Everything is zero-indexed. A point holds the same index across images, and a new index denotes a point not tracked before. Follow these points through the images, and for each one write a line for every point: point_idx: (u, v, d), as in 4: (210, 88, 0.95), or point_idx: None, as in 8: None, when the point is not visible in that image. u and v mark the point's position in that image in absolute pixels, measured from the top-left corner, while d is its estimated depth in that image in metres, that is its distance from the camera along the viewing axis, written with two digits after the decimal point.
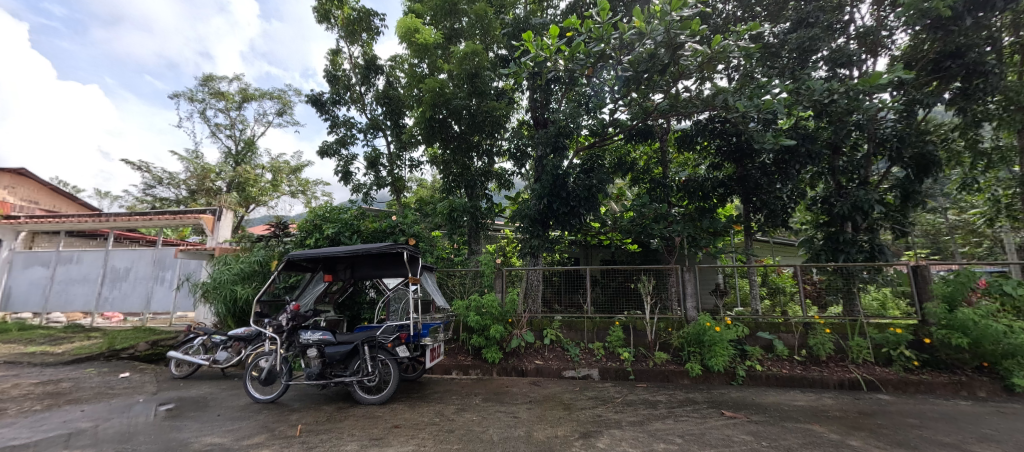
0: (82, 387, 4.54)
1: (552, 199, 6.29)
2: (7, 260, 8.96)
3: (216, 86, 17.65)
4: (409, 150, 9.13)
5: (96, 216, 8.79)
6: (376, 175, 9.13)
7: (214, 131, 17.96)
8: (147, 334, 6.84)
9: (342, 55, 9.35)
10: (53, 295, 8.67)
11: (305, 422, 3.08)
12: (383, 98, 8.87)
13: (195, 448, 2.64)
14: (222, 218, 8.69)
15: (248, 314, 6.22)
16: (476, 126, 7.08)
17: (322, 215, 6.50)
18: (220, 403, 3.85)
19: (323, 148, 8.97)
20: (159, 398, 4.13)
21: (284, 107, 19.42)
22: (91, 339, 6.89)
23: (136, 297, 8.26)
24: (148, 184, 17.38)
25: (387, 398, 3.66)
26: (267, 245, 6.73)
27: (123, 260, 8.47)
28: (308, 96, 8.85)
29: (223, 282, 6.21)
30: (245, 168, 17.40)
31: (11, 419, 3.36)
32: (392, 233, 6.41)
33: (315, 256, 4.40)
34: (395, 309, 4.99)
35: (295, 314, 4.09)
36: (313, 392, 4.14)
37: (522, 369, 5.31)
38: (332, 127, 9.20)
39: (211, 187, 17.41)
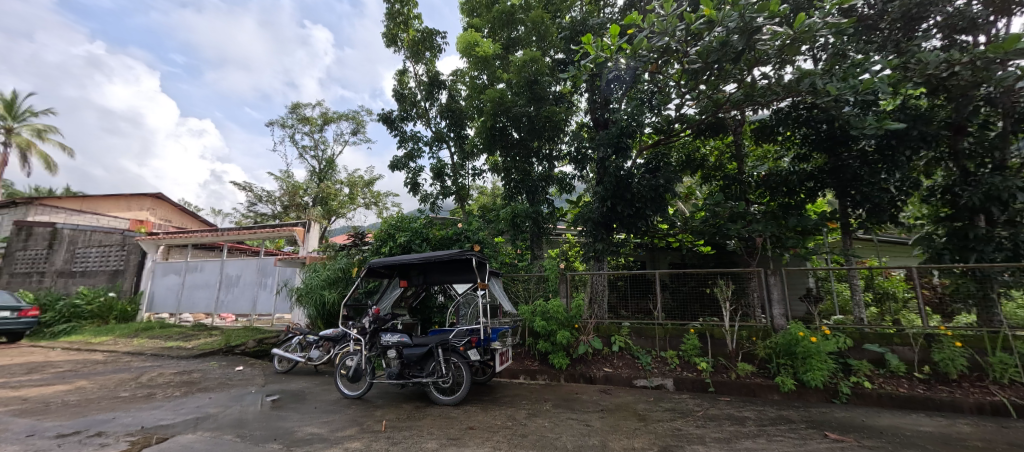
0: (207, 378, 5.32)
1: (616, 202, 6.09)
2: (151, 269, 10.77)
3: (303, 112, 19.82)
4: (471, 160, 9.47)
5: (214, 231, 10.26)
6: (442, 185, 9.59)
7: (301, 153, 20.14)
8: (254, 333, 7.82)
9: (408, 74, 10.01)
10: (183, 298, 10.26)
11: (388, 419, 3.31)
12: (447, 111, 9.32)
13: (298, 436, 2.95)
14: (311, 230, 9.70)
15: (335, 316, 6.85)
16: (535, 132, 7.14)
17: (394, 225, 6.95)
18: (315, 397, 4.28)
19: (394, 162, 9.63)
20: (266, 390, 4.70)
21: (358, 126, 21.21)
22: (213, 337, 8.05)
23: (245, 300, 9.49)
24: (251, 202, 19.94)
25: (460, 400, 3.79)
26: (348, 253, 7.37)
27: (234, 268, 9.79)
28: (379, 115, 9.58)
29: (313, 287, 6.91)
30: (327, 184, 19.29)
31: (158, 403, 4.03)
32: (458, 240, 6.74)
33: (392, 264, 4.72)
34: (465, 314, 5.17)
35: (377, 317, 4.40)
36: (392, 391, 4.43)
37: (591, 376, 5.19)
38: (401, 142, 9.85)
39: (301, 202, 19.50)
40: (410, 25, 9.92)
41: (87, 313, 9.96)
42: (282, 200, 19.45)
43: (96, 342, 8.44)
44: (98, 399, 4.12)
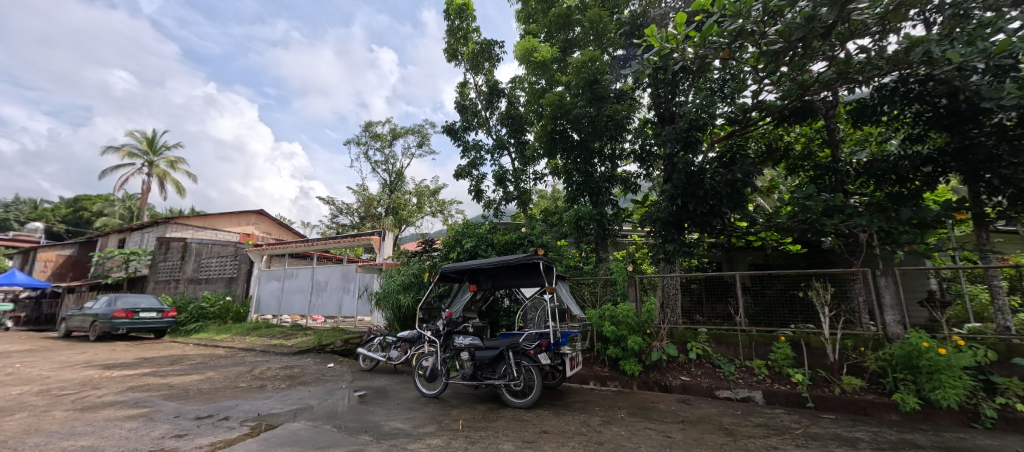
0: (305, 373, 5.94)
1: (687, 200, 5.72)
2: (256, 276, 12.27)
3: (375, 130, 21.47)
4: (531, 164, 9.55)
5: (305, 241, 11.47)
6: (504, 191, 9.77)
7: (374, 167, 21.80)
8: (341, 334, 8.58)
9: (469, 86, 10.38)
10: (282, 302, 11.56)
11: (465, 418, 3.43)
12: (507, 119, 9.49)
13: (386, 430, 3.18)
14: (386, 238, 10.46)
15: (410, 319, 7.28)
16: (596, 132, 6.87)
17: (461, 231, 7.22)
18: (397, 394, 4.58)
19: (458, 171, 10.03)
20: (354, 386, 5.13)
21: (423, 139, 22.44)
22: (307, 336, 8.98)
23: (332, 303, 10.46)
24: (334, 214, 21.97)
25: (533, 403, 3.80)
26: (420, 259, 7.80)
27: (323, 274, 10.84)
28: (444, 127, 10.05)
29: (391, 292, 7.41)
30: (397, 195, 20.66)
31: (269, 393, 4.59)
32: (522, 245, 6.80)
33: (462, 269, 4.91)
34: (532, 318, 5.20)
35: (449, 320, 4.64)
36: (466, 392, 4.59)
37: (666, 385, 4.90)
38: (464, 151, 10.23)
39: (375, 213, 21.06)
40: (469, 38, 10.30)
41: (211, 313, 11.70)
42: (360, 211, 21.16)
43: (218, 339, 9.85)
44: (223, 388, 4.80)
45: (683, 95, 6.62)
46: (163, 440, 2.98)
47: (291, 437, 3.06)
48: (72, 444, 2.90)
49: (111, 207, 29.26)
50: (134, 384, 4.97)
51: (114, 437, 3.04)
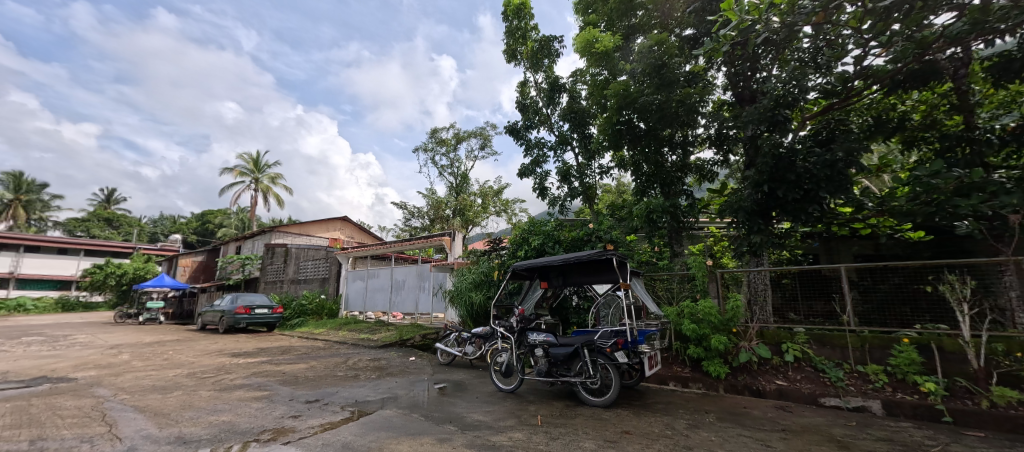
0: (391, 365, 6.42)
1: (775, 186, 5.13)
2: (344, 276, 13.50)
3: (440, 135, 22.51)
4: (596, 158, 9.33)
5: (384, 244, 12.38)
6: (569, 187, 9.65)
7: (441, 171, 22.88)
8: (419, 329, 9.12)
9: (529, 84, 10.42)
10: (367, 299, 12.58)
11: (543, 414, 3.45)
12: (569, 114, 9.35)
13: (469, 421, 3.31)
14: (456, 239, 10.92)
15: (482, 316, 7.50)
16: (665, 119, 6.33)
17: (527, 229, 7.27)
18: (475, 388, 4.75)
19: (522, 169, 10.12)
20: (435, 378, 5.43)
21: (485, 141, 23.05)
22: (390, 331, 9.69)
23: (410, 300, 11.16)
24: (407, 217, 23.42)
25: (611, 403, 3.69)
26: (489, 257, 8.00)
27: (401, 273, 11.61)
28: (506, 128, 10.20)
29: (463, 290, 7.69)
30: (464, 197, 21.46)
31: (363, 383, 5.04)
32: (590, 241, 6.65)
33: (533, 266, 4.95)
34: (605, 316, 5.07)
35: (522, 317, 4.71)
36: (542, 388, 4.61)
37: (759, 389, 4.46)
38: (527, 150, 10.28)
39: (444, 215, 22.07)
40: (528, 37, 10.33)
41: (309, 310, 13.13)
42: (430, 214, 22.32)
43: (316, 333, 11.03)
44: (324, 376, 5.36)
45: (766, 69, 5.93)
46: (283, 419, 3.41)
47: (385, 423, 3.33)
48: (216, 419, 3.43)
49: (229, 219, 34.22)
50: (256, 370, 5.76)
51: (246, 414, 3.55)
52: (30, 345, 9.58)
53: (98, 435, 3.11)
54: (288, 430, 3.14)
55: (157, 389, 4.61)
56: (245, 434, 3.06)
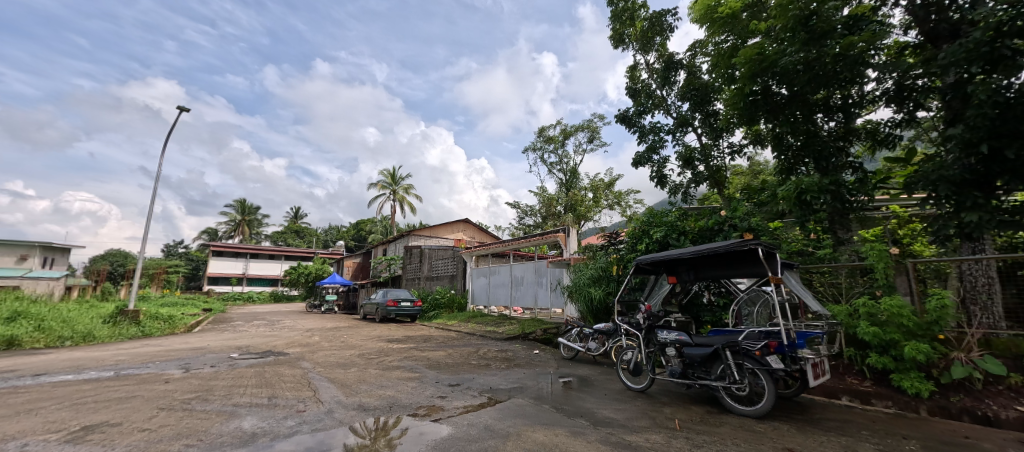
0: (517, 357, 6.73)
1: (1000, 145, 3.82)
2: (469, 273, 14.65)
3: (548, 133, 22.77)
4: (724, 137, 8.27)
5: (502, 242, 13.04)
6: (692, 172, 8.78)
7: (551, 169, 23.18)
8: (540, 324, 9.36)
9: (640, 67, 9.78)
10: (489, 294, 13.43)
11: (681, 418, 3.20)
12: (689, 91, 8.49)
13: (600, 417, 3.26)
14: (570, 234, 10.89)
15: (602, 312, 7.29)
16: (815, 82, 5.18)
17: (647, 221, 6.83)
18: (602, 384, 4.66)
19: (636, 158, 9.55)
20: (560, 372, 5.50)
21: (594, 133, 22.54)
22: (513, 325, 10.17)
23: (529, 296, 11.55)
24: (520, 216, 24.31)
25: (764, 413, 3.22)
26: (606, 252, 7.78)
27: (519, 270, 12.10)
28: (617, 117, 9.75)
29: (581, 285, 7.58)
30: (574, 192, 21.40)
31: (494, 372, 5.39)
32: (722, 230, 5.94)
33: (658, 260, 4.66)
34: (749, 314, 4.49)
35: (650, 314, 4.47)
36: (677, 391, 4.27)
37: (986, 416, 3.35)
38: (641, 137, 9.69)
39: (555, 211, 22.29)
40: (636, 17, 9.70)
41: (442, 304, 14.60)
42: (542, 211, 22.77)
43: (450, 324, 12.22)
44: (461, 364, 5.90)
45: None
46: (433, 398, 3.87)
47: (520, 411, 3.50)
48: (383, 393, 4.07)
49: (376, 226, 40.36)
50: (406, 355, 6.66)
51: (404, 392, 4.13)
52: (258, 327, 12.78)
53: (308, 397, 3.98)
54: (438, 408, 3.55)
55: (339, 365, 5.70)
56: (406, 408, 3.56)
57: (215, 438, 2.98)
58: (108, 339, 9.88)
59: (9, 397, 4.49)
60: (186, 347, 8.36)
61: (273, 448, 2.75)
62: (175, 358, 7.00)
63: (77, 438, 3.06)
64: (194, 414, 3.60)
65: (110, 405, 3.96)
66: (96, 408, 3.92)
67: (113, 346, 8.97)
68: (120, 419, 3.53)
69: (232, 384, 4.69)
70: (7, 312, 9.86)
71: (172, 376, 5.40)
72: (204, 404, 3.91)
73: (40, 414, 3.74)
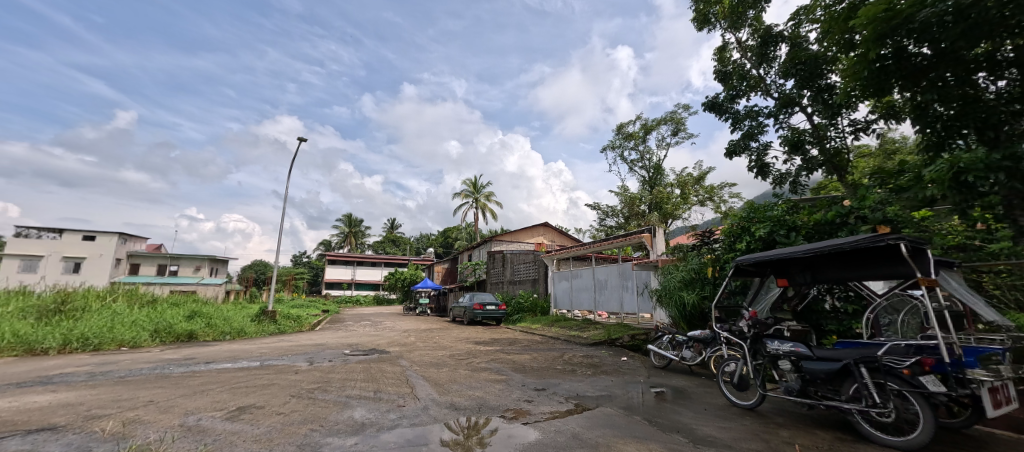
0: (604, 363, 6.48)
1: None
2: (551, 277, 14.59)
3: (627, 130, 21.85)
4: (842, 114, 7.07)
5: (583, 245, 12.76)
6: (801, 158, 7.67)
7: (631, 166, 22.19)
8: (628, 329, 8.91)
9: (730, 47, 8.86)
10: (572, 299, 13.20)
11: (802, 444, 2.75)
12: (793, 67, 7.41)
13: (700, 435, 2.96)
14: (657, 234, 10.23)
15: (697, 318, 6.67)
16: (971, 34, 4.20)
17: (748, 216, 6.11)
18: (701, 398, 4.24)
19: (730, 148, 8.64)
20: (651, 382, 5.14)
21: (678, 125, 21.05)
22: (598, 330, 9.85)
23: (614, 300, 11.10)
24: (601, 217, 23.62)
25: (921, 446, 2.62)
26: (699, 253, 7.14)
27: (603, 273, 11.71)
28: (704, 104, 8.93)
29: (671, 289, 7.04)
30: (659, 190, 20.18)
31: (580, 378, 5.25)
32: (847, 224, 5.06)
33: (762, 260, 4.13)
34: (890, 324, 3.76)
35: (756, 321, 3.99)
36: (795, 411, 3.70)
37: None
38: (735, 124, 8.76)
39: (639, 211, 21.23)
40: None
41: (525, 307, 14.76)
42: (624, 212, 21.85)
43: (534, 328, 12.27)
44: (546, 368, 5.86)
45: None
46: (520, 402, 3.88)
47: (609, 421, 3.33)
48: (473, 394, 4.21)
49: (461, 233, 42.51)
50: (493, 357, 6.83)
51: (492, 394, 4.21)
52: (364, 327, 14.22)
53: (406, 393, 4.28)
54: (525, 412, 3.54)
55: (433, 365, 6.04)
56: (494, 410, 3.62)
57: (332, 425, 3.34)
58: (255, 334, 11.88)
59: (188, 379, 5.59)
60: (309, 343, 9.62)
61: (378, 438, 2.99)
62: (301, 352, 8.09)
63: (234, 416, 3.68)
64: (317, 402, 4.10)
65: (255, 391, 4.70)
66: (245, 392, 4.68)
67: (258, 340, 10.71)
68: (262, 403, 4.15)
69: (345, 378, 5.26)
70: (187, 311, 12.38)
71: (299, 368, 6.24)
72: (324, 394, 4.44)
73: (209, 394, 4.58)
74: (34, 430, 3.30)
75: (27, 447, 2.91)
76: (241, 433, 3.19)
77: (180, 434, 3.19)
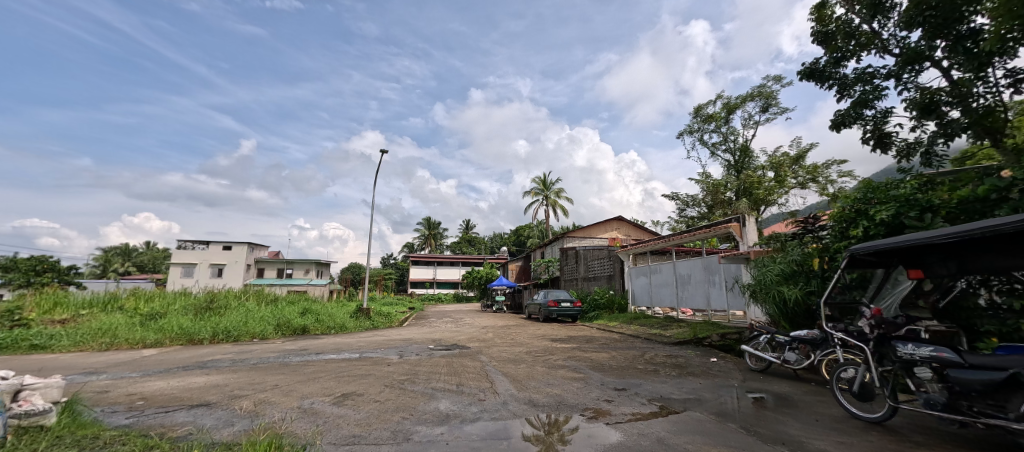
0: (690, 364, 6.02)
1: None
2: (628, 273, 14.00)
3: (706, 111, 20.16)
4: (993, 64, 5.72)
5: (661, 238, 12.04)
6: (936, 122, 6.37)
7: (713, 150, 20.42)
8: (717, 328, 8.19)
9: (832, 3, 7.66)
10: (652, 295, 12.53)
11: None
12: (917, 15, 6.15)
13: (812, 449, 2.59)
14: (747, 223, 9.27)
15: (801, 316, 5.89)
16: None
17: (865, 198, 5.24)
18: (810, 407, 3.72)
19: (837, 119, 7.49)
20: (748, 386, 4.65)
21: (768, 100, 18.88)
22: (683, 328, 9.22)
23: (699, 296, 10.28)
24: (681, 208, 22.10)
25: None
26: (801, 242, 6.31)
27: (685, 268, 10.94)
28: (801, 72, 7.84)
29: (768, 283, 6.30)
30: (747, 174, 18.29)
31: (665, 379, 4.95)
32: (1005, 200, 4.02)
33: (886, 249, 3.52)
34: None
35: (882, 320, 3.43)
36: (939, 428, 3.06)
37: None
38: (841, 92, 7.58)
39: (724, 199, 19.48)
40: None
41: (602, 304, 14.37)
42: (707, 200, 20.20)
43: (611, 326, 11.89)
44: (627, 367, 5.62)
45: None
46: (599, 401, 3.76)
47: (699, 426, 3.08)
48: (551, 391, 4.18)
49: (533, 231, 42.84)
50: (570, 354, 6.74)
51: (571, 391, 4.15)
52: (446, 323, 15.01)
53: (487, 387, 4.40)
54: (606, 412, 3.42)
55: (511, 361, 6.15)
56: (573, 408, 3.56)
57: (421, 414, 3.56)
58: (354, 329, 13.20)
59: (302, 367, 6.39)
60: (399, 338, 10.42)
61: (463, 429, 3.10)
62: (392, 346, 8.78)
63: (339, 401, 4.11)
64: (407, 392, 4.40)
65: (355, 380, 5.21)
66: (348, 380, 5.20)
67: (356, 335, 11.89)
68: (361, 391, 4.58)
69: (430, 371, 5.58)
70: (300, 309, 14.21)
71: (391, 360, 6.77)
72: (413, 385, 4.75)
73: (319, 381, 5.17)
74: (195, 405, 4.01)
75: (190, 418, 3.54)
76: (345, 417, 3.54)
77: (298, 414, 3.64)
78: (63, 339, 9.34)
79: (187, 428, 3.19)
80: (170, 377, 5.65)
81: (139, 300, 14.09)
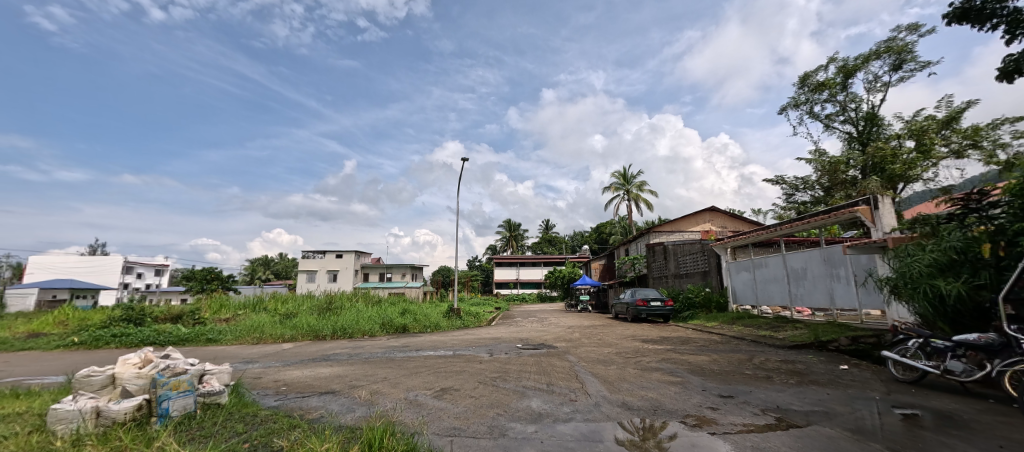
0: (813, 371, 5.24)
1: None
2: (727, 268, 12.72)
3: (815, 79, 17.51)
4: None
5: (767, 228, 10.71)
6: None
7: (828, 123, 17.64)
8: (846, 330, 7.03)
9: None
10: (757, 292, 11.22)
11: None
12: None
13: None
14: (881, 205, 7.80)
15: (968, 317, 4.74)
16: None
17: None
18: (990, 429, 2.98)
19: (1005, 67, 5.97)
20: (894, 401, 3.86)
21: (900, 56, 15.75)
22: (800, 329, 8.09)
23: (820, 293, 8.92)
24: (789, 193, 19.47)
25: None
26: (962, 225, 5.09)
27: (799, 261, 9.59)
28: (949, 14, 6.34)
29: (915, 276, 5.19)
30: (876, 146, 15.46)
31: (782, 387, 4.37)
32: None
33: None
34: None
35: None
36: None
37: None
38: (1012, 31, 6.00)
39: (845, 178, 16.71)
40: None
41: (698, 303, 13.28)
42: (822, 182, 17.52)
43: (711, 326, 10.92)
44: (733, 373, 5.08)
45: None
46: (703, 409, 3.46)
47: (830, 444, 2.66)
48: (646, 395, 3.96)
49: (615, 228, 41.34)
50: (665, 357, 6.33)
51: (668, 396, 3.87)
52: (532, 323, 15.19)
53: (578, 388, 4.34)
54: (711, 420, 3.14)
55: (600, 361, 5.99)
56: (673, 414, 3.32)
57: (514, 411, 3.63)
58: (447, 328, 14.06)
59: (405, 362, 6.99)
60: (489, 337, 10.83)
61: (556, 428, 3.10)
62: (483, 345, 9.13)
63: (439, 395, 4.39)
64: (500, 389, 4.54)
65: (452, 375, 5.54)
66: (445, 376, 5.54)
67: (450, 333, 12.64)
68: (457, 386, 4.84)
69: (521, 369, 5.69)
70: (400, 309, 15.57)
71: (483, 358, 7.05)
72: (505, 383, 4.88)
73: (420, 375, 5.60)
74: (323, 392, 4.62)
75: (321, 403, 4.09)
76: (446, 410, 3.77)
77: (405, 405, 3.97)
78: (228, 334, 11.52)
79: (320, 412, 3.68)
80: (302, 367, 6.59)
81: (277, 301, 16.73)
